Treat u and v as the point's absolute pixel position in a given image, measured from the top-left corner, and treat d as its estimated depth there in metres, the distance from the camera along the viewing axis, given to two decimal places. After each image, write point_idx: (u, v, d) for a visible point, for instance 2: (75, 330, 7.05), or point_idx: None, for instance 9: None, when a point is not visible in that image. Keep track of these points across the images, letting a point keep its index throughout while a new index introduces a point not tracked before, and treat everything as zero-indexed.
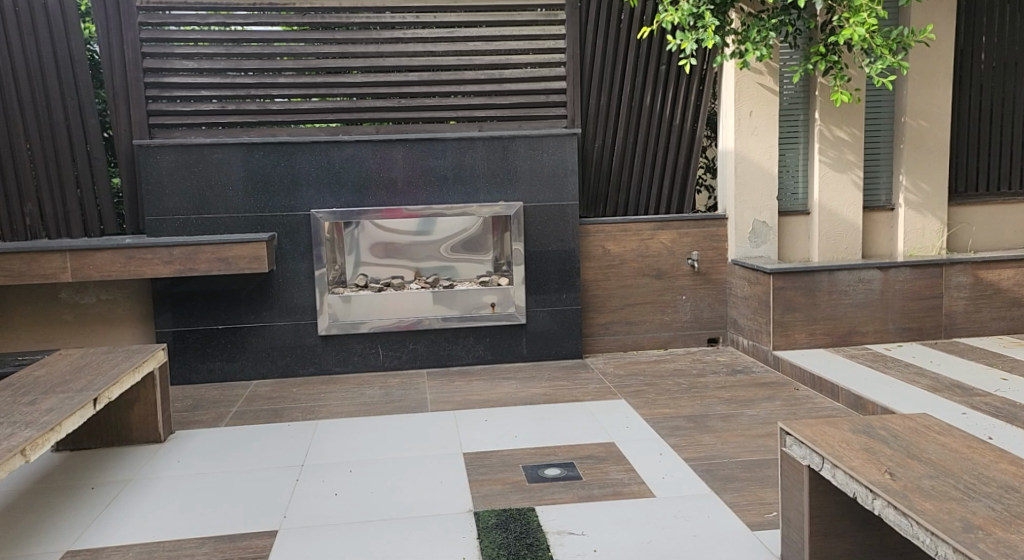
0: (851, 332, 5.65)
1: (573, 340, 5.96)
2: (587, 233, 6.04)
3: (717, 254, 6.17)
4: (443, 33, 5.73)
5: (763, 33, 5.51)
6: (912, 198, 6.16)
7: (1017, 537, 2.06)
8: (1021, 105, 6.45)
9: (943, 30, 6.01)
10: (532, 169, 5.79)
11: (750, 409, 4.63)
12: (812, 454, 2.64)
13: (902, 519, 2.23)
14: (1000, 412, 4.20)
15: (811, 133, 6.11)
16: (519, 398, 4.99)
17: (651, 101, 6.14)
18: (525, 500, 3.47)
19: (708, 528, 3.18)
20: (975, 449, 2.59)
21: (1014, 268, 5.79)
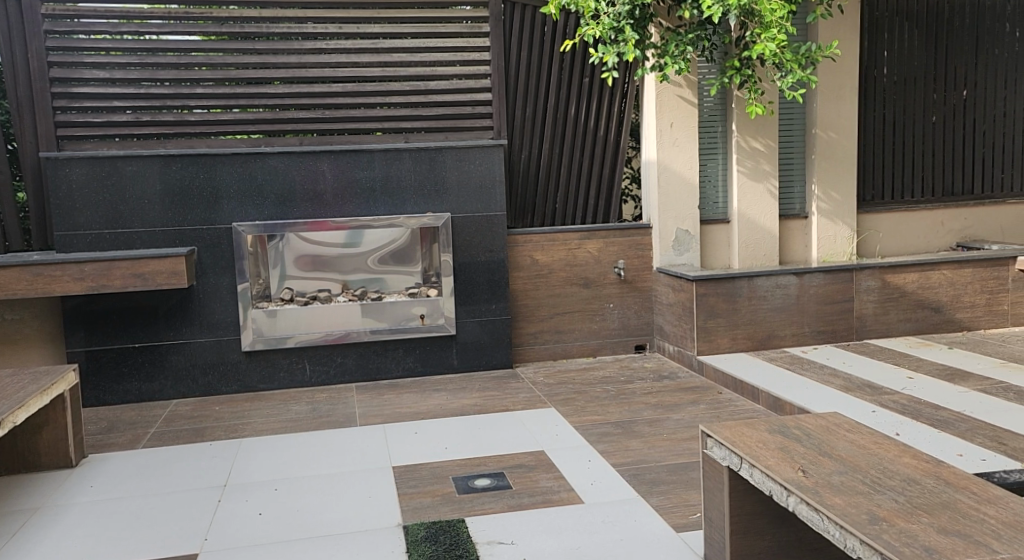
0: (770, 336, 5.83)
1: (502, 351, 6.00)
2: (515, 244, 6.09)
3: (642, 262, 6.29)
4: (367, 44, 5.74)
5: (682, 46, 5.67)
6: (824, 205, 6.39)
7: (918, 526, 2.15)
8: (924, 115, 6.74)
9: (849, 44, 6.27)
10: (459, 180, 5.82)
11: (675, 414, 4.73)
12: (731, 455, 2.73)
13: (814, 514, 2.31)
14: (906, 410, 4.38)
15: (729, 143, 6.28)
16: (449, 409, 5.00)
17: (575, 112, 6.24)
18: (454, 512, 3.49)
19: (635, 532, 3.24)
20: (882, 445, 2.71)
21: (918, 272, 6.03)
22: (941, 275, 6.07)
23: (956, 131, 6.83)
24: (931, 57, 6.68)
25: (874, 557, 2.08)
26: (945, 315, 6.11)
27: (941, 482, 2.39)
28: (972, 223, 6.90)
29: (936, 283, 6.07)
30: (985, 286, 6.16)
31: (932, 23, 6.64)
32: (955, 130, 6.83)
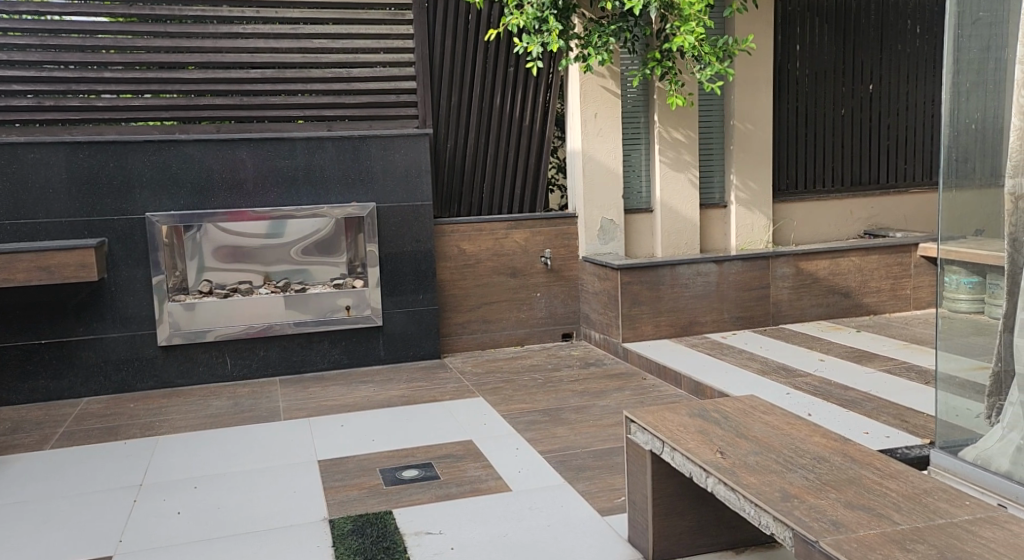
0: (692, 322, 5.96)
1: (430, 342, 6.00)
2: (442, 234, 6.08)
3: (568, 251, 6.36)
4: (286, 29, 5.65)
5: (604, 38, 5.73)
6: (741, 195, 6.56)
7: (827, 501, 2.24)
8: (834, 107, 6.95)
9: (763, 38, 6.44)
10: (384, 169, 5.77)
11: (601, 400, 4.81)
12: (653, 439, 2.80)
13: (731, 494, 2.39)
14: (818, 391, 4.55)
15: (651, 133, 6.38)
16: (376, 401, 4.98)
17: (500, 102, 6.23)
18: (381, 504, 3.48)
19: (561, 518, 3.29)
20: (794, 425, 2.81)
21: (829, 259, 6.24)
22: (850, 262, 6.30)
23: (863, 124, 7.07)
24: (841, 51, 6.90)
25: (785, 532, 2.16)
26: (854, 300, 6.34)
27: (847, 458, 2.50)
28: (878, 212, 7.18)
29: (845, 269, 6.29)
30: (890, 272, 6.41)
31: (842, 17, 6.86)
32: (862, 123, 7.07)
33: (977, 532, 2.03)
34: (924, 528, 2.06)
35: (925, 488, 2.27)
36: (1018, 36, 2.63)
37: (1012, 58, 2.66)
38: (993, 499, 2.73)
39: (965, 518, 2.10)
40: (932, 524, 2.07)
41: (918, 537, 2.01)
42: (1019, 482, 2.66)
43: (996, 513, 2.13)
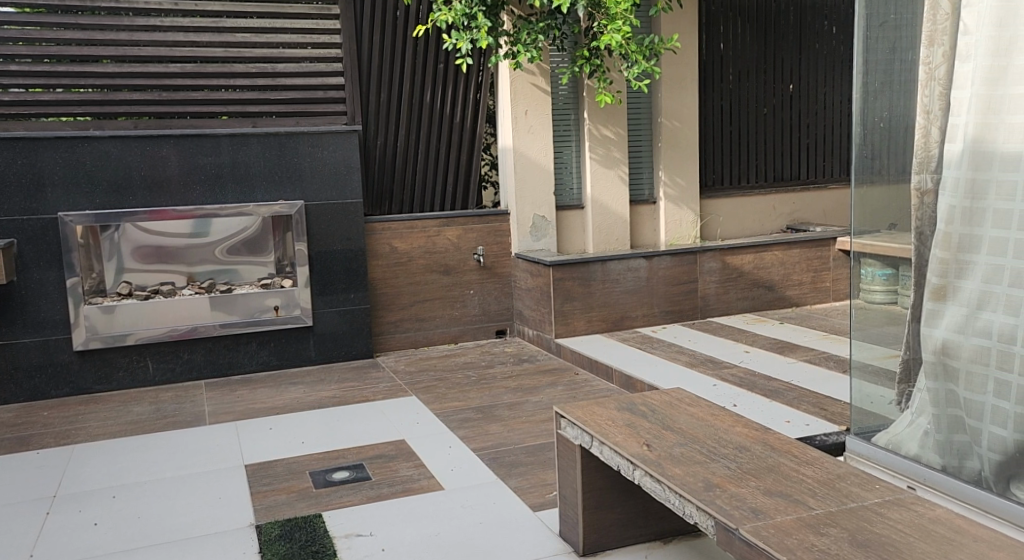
0: (623, 317, 6.04)
1: (361, 341, 5.95)
2: (373, 232, 6.02)
3: (501, 248, 6.37)
4: (207, 23, 5.54)
5: (533, 35, 5.78)
6: (670, 191, 6.67)
7: (747, 489, 2.29)
8: (757, 103, 7.11)
9: (688, 37, 6.55)
10: (313, 166, 5.69)
11: (533, 396, 4.84)
12: (583, 433, 2.83)
13: (657, 485, 2.43)
14: (743, 382, 4.66)
15: (582, 130, 6.42)
16: (307, 403, 4.92)
17: (429, 99, 6.21)
18: (310, 507, 3.44)
19: (493, 515, 3.30)
20: (718, 416, 2.87)
21: (754, 253, 6.38)
22: (774, 256, 6.46)
23: (785, 121, 7.25)
24: (762, 50, 7.06)
25: (708, 522, 2.20)
26: (778, 292, 6.51)
27: (767, 447, 2.56)
28: (800, 208, 7.39)
29: (769, 263, 6.45)
30: (811, 265, 6.59)
31: (763, 17, 7.02)
32: (783, 120, 7.25)
33: (885, 514, 2.10)
34: (837, 512, 2.12)
35: (839, 473, 2.35)
36: (922, 38, 2.67)
37: (917, 60, 2.70)
38: (903, 482, 2.81)
39: (875, 501, 2.18)
40: (844, 508, 2.15)
41: (831, 522, 2.07)
42: (927, 465, 2.73)
43: (903, 495, 2.21)
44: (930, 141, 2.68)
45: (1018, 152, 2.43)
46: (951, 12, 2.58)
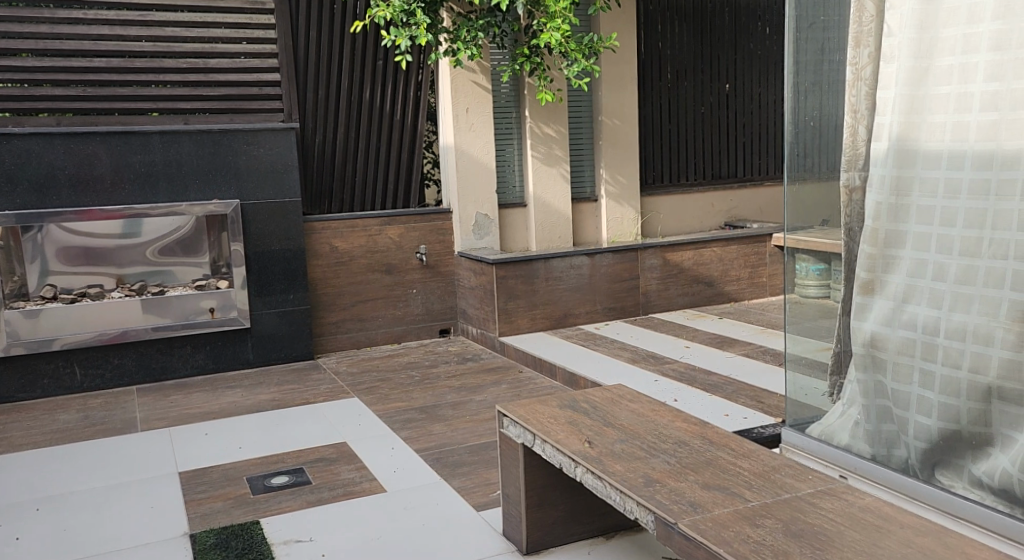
0: (566, 314, 6.06)
1: (302, 342, 5.88)
2: (313, 231, 5.93)
3: (443, 246, 6.34)
4: (134, 16, 5.40)
5: (472, 33, 5.77)
6: (611, 189, 6.72)
7: (686, 484, 2.31)
8: (695, 101, 7.20)
9: (626, 36, 6.60)
10: (248, 165, 5.59)
11: (477, 395, 4.83)
12: (525, 432, 2.83)
13: (598, 482, 2.44)
14: (683, 377, 4.72)
15: (523, 128, 6.42)
16: (246, 406, 4.83)
17: (369, 97, 6.14)
18: (248, 514, 3.38)
19: (436, 516, 3.28)
20: (658, 412, 2.89)
21: (694, 250, 6.47)
22: (713, 252, 6.55)
23: (721, 120, 7.36)
24: (699, 49, 7.15)
25: (648, 517, 2.22)
26: (716, 288, 6.61)
27: (705, 441, 2.59)
28: (737, 205, 7.51)
29: (708, 259, 6.54)
30: (749, 261, 6.70)
31: (700, 17, 7.11)
32: (720, 119, 7.36)
33: (817, 504, 2.14)
34: (772, 504, 2.16)
35: (774, 465, 2.39)
36: (849, 39, 2.63)
37: (845, 61, 2.66)
38: (835, 471, 2.78)
39: (808, 492, 2.21)
40: (779, 499, 2.18)
41: (766, 514, 2.10)
42: (857, 455, 2.71)
43: (835, 485, 2.25)
44: (858, 139, 2.64)
45: (939, 151, 2.38)
46: (876, 14, 2.54)
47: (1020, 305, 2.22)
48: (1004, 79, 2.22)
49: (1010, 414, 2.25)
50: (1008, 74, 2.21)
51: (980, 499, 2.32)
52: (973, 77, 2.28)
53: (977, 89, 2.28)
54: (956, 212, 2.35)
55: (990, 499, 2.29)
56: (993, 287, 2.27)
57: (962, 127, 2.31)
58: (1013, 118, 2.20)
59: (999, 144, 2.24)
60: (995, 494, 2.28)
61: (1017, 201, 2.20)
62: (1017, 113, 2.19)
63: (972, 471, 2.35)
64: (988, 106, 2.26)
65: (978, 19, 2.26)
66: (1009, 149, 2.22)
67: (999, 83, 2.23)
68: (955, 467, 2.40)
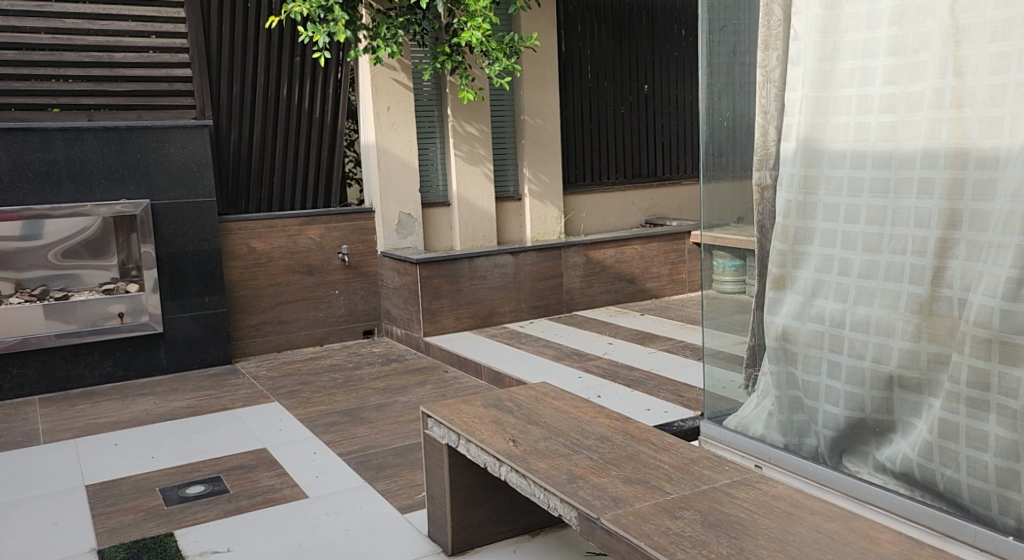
0: (490, 313, 6.05)
1: (218, 346, 5.73)
2: (229, 232, 5.78)
3: (366, 246, 6.26)
4: (31, 6, 5.17)
5: (393, 30, 5.71)
6: (534, 187, 6.75)
7: (608, 479, 2.32)
8: (615, 101, 7.28)
9: (546, 36, 6.62)
10: (159, 163, 5.41)
11: (401, 396, 4.78)
12: (449, 432, 2.80)
13: (522, 480, 2.43)
14: (606, 373, 4.76)
15: (445, 127, 6.38)
16: (160, 414, 4.68)
17: (286, 94, 6.02)
18: (161, 526, 3.26)
19: (359, 520, 3.22)
20: (581, 408, 2.90)
21: (615, 248, 6.53)
22: (634, 250, 6.63)
23: (640, 119, 7.47)
24: (618, 48, 7.22)
25: (571, 513, 2.21)
26: (638, 285, 6.69)
27: (627, 436, 2.61)
28: (657, 203, 7.62)
29: (629, 256, 6.61)
30: (668, 258, 6.81)
31: (618, 18, 7.18)
32: (638, 119, 7.46)
33: (733, 494, 2.18)
34: (690, 496, 2.18)
35: (693, 458, 2.41)
36: (759, 41, 2.68)
37: (755, 63, 2.71)
38: (750, 461, 2.82)
39: (725, 482, 2.25)
40: (697, 491, 2.20)
41: (686, 506, 2.12)
42: (771, 445, 2.74)
43: (750, 475, 2.29)
44: (768, 139, 2.68)
45: (843, 150, 2.41)
46: (783, 17, 2.59)
47: (918, 298, 2.24)
48: (898, 82, 2.25)
49: (910, 401, 2.29)
50: (903, 77, 2.24)
51: (883, 483, 2.38)
52: (872, 80, 2.31)
53: (876, 92, 2.31)
54: (859, 208, 2.38)
55: (892, 482, 2.35)
56: (893, 280, 2.30)
57: (863, 128, 2.35)
58: (908, 119, 2.23)
59: (897, 144, 2.27)
60: (897, 477, 2.33)
61: (913, 199, 2.23)
62: (912, 115, 2.22)
63: (876, 456, 2.40)
64: (886, 108, 2.29)
65: (875, 24, 2.29)
66: (905, 149, 2.25)
67: (895, 87, 2.26)
68: (861, 453, 2.45)
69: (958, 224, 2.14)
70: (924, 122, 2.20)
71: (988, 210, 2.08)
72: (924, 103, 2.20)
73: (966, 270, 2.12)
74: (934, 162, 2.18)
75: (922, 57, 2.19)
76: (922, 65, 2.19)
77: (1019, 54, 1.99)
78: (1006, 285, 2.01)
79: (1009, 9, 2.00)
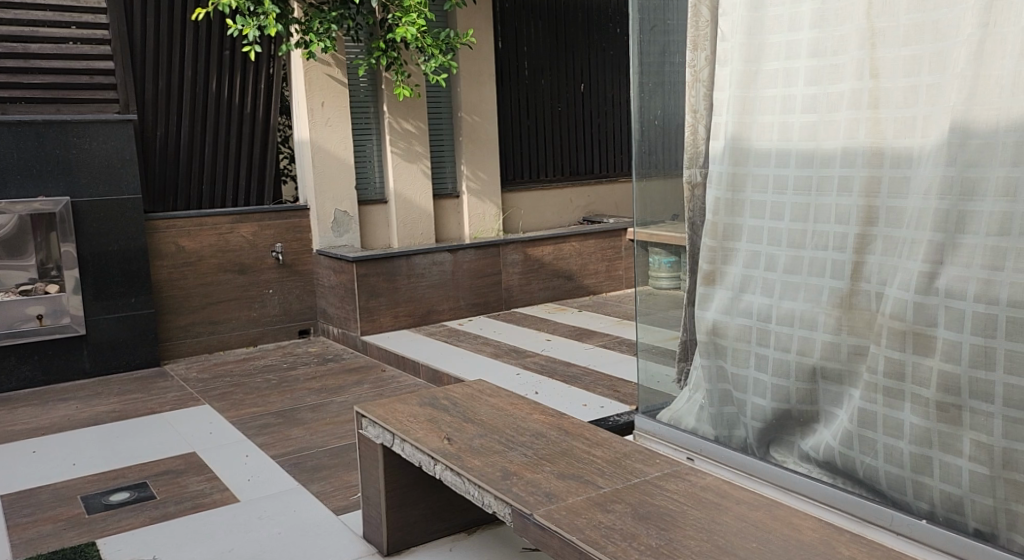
0: (428, 311, 6.01)
1: (145, 348, 5.59)
2: (156, 230, 5.63)
3: (300, 245, 6.16)
4: None
5: (326, 25, 5.64)
6: (472, 185, 6.73)
7: (541, 475, 2.31)
8: (552, 99, 7.30)
9: (482, 33, 6.61)
10: (81, 159, 5.24)
11: (337, 396, 4.72)
12: (384, 432, 2.77)
13: (457, 478, 2.41)
14: (544, 369, 4.77)
15: (381, 124, 6.32)
16: (83, 419, 4.53)
17: (215, 89, 5.89)
18: (82, 535, 3.16)
19: (292, 523, 3.17)
20: (517, 405, 2.89)
21: (554, 245, 6.54)
22: (571, 247, 6.66)
23: (577, 118, 7.51)
24: (554, 46, 7.24)
25: (505, 510, 2.20)
26: (575, 282, 6.73)
27: (561, 432, 2.61)
28: (594, 200, 7.68)
29: (567, 253, 6.63)
30: (605, 255, 6.86)
31: (554, 17, 7.20)
32: (575, 117, 7.50)
33: (663, 486, 2.20)
34: (622, 489, 2.19)
35: (625, 452, 2.43)
36: (688, 42, 2.70)
37: (684, 63, 2.73)
38: (682, 454, 2.85)
39: (656, 475, 2.26)
40: (629, 484, 2.22)
41: (617, 499, 2.13)
42: (702, 437, 2.78)
43: (680, 467, 2.32)
44: (698, 138, 2.71)
45: (768, 149, 2.45)
46: (710, 18, 2.63)
47: (839, 292, 2.28)
48: (820, 83, 2.29)
49: (832, 392, 2.33)
50: (823, 78, 2.28)
51: (807, 472, 2.43)
52: (796, 81, 2.35)
53: (799, 93, 2.34)
54: (784, 206, 2.42)
55: (816, 471, 2.40)
56: (816, 275, 2.33)
57: (786, 128, 2.38)
58: (829, 120, 2.27)
59: (819, 143, 2.31)
60: (819, 466, 2.38)
61: (834, 196, 2.28)
62: (832, 115, 2.26)
63: (800, 446, 2.44)
64: (808, 108, 2.32)
65: (797, 26, 2.33)
66: (826, 148, 2.29)
67: (817, 88, 2.30)
68: (787, 443, 2.49)
69: (875, 221, 2.19)
70: (844, 122, 2.23)
71: (902, 208, 2.12)
72: (843, 103, 2.23)
73: (883, 265, 2.16)
74: (853, 160, 2.22)
75: (841, 59, 2.22)
76: (840, 67, 2.23)
77: (930, 56, 2.04)
78: (919, 279, 2.05)
79: (920, 13, 2.05)
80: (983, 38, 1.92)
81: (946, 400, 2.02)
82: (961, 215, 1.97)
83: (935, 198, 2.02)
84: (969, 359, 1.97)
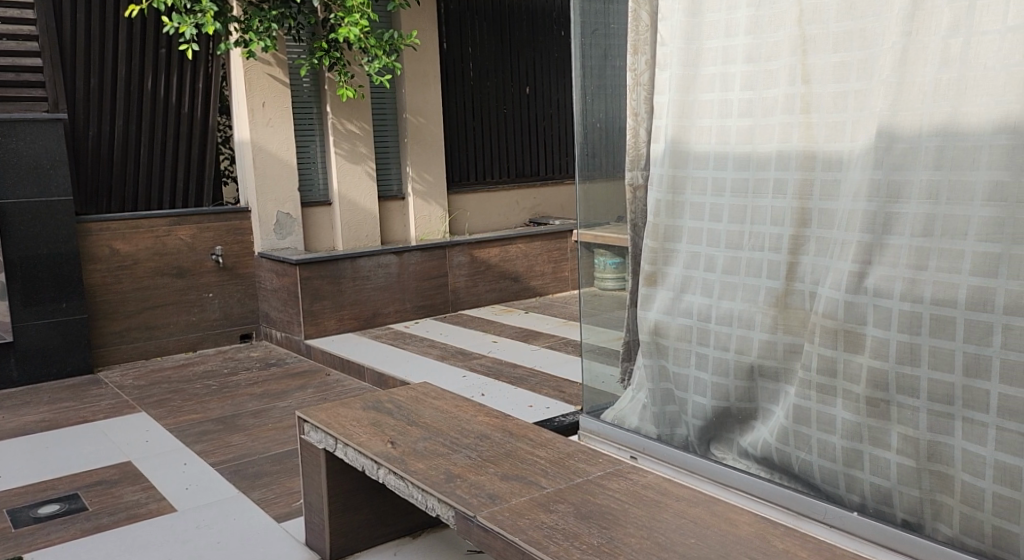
0: (374, 314, 5.96)
1: (78, 354, 5.44)
2: (88, 233, 5.48)
3: (241, 248, 6.05)
4: None
5: (266, 24, 5.56)
6: (417, 187, 6.69)
7: (485, 477, 2.30)
8: (498, 101, 7.29)
9: (426, 34, 6.58)
10: (8, 159, 5.07)
11: (280, 401, 4.65)
12: (326, 437, 2.72)
13: (400, 482, 2.38)
14: (490, 371, 4.76)
15: (324, 126, 6.25)
16: (11, 429, 4.38)
17: (151, 88, 5.75)
18: (9, 550, 3.05)
19: (231, 531, 3.10)
20: (461, 407, 2.87)
21: (500, 247, 6.54)
22: (518, 248, 6.66)
23: (523, 120, 7.51)
24: (499, 49, 7.23)
25: (448, 512, 2.19)
26: (522, 283, 6.73)
27: (505, 434, 2.60)
28: (540, 202, 7.70)
29: (513, 255, 6.63)
30: (552, 257, 6.88)
31: (499, 19, 7.19)
32: (521, 119, 7.51)
33: (606, 485, 2.20)
34: (565, 489, 2.19)
35: (569, 452, 2.43)
36: (628, 46, 2.72)
37: (625, 66, 2.74)
38: (626, 453, 2.86)
39: (598, 475, 2.27)
40: (572, 484, 2.22)
41: (560, 499, 2.13)
42: (645, 436, 2.79)
43: (623, 466, 2.32)
44: (639, 140, 2.73)
45: (706, 152, 2.47)
46: (650, 23, 2.65)
47: (775, 292, 2.31)
48: (754, 89, 2.32)
49: (770, 390, 2.36)
50: (759, 83, 2.31)
51: (746, 468, 2.46)
52: (732, 86, 2.38)
53: (736, 97, 2.37)
54: (722, 207, 2.44)
55: (754, 467, 2.43)
56: (753, 275, 2.36)
57: (724, 131, 2.41)
58: (764, 123, 2.30)
59: (755, 147, 2.34)
60: (758, 462, 2.41)
61: (770, 198, 2.31)
62: (766, 119, 2.30)
63: (740, 443, 2.47)
64: (745, 113, 2.35)
65: (733, 32, 2.36)
66: (762, 152, 2.32)
67: (752, 93, 2.33)
68: (727, 440, 2.52)
69: (808, 223, 2.22)
70: (778, 126, 2.26)
71: (834, 210, 2.16)
72: (777, 108, 2.27)
73: (817, 265, 2.20)
74: (787, 163, 2.26)
75: (774, 64, 2.26)
76: (775, 72, 2.26)
77: (857, 63, 2.07)
78: (849, 278, 2.08)
79: (849, 21, 2.08)
80: (906, 46, 1.96)
81: (875, 396, 2.06)
82: (888, 216, 2.01)
83: (864, 200, 2.06)
84: (896, 355, 2.01)
